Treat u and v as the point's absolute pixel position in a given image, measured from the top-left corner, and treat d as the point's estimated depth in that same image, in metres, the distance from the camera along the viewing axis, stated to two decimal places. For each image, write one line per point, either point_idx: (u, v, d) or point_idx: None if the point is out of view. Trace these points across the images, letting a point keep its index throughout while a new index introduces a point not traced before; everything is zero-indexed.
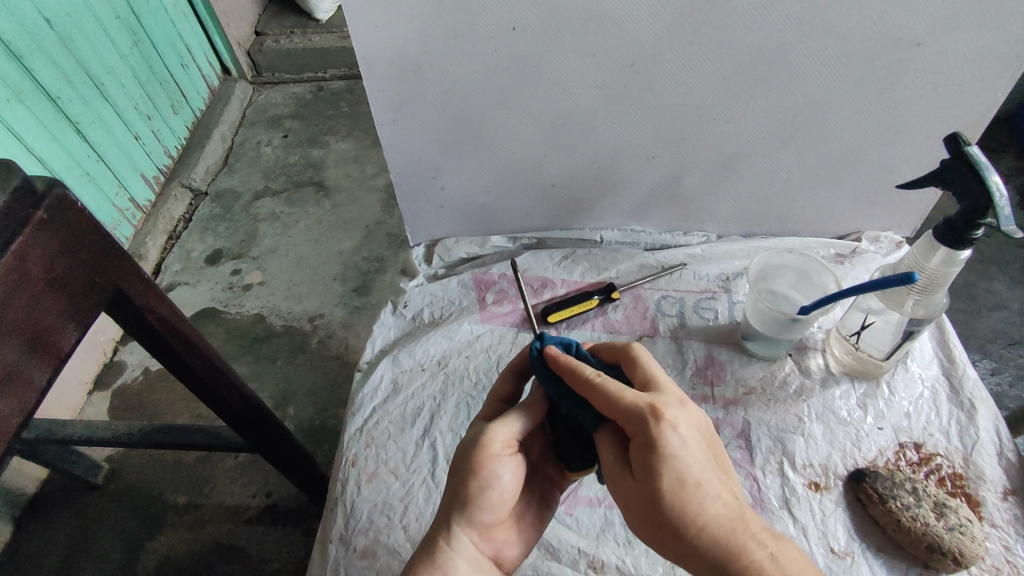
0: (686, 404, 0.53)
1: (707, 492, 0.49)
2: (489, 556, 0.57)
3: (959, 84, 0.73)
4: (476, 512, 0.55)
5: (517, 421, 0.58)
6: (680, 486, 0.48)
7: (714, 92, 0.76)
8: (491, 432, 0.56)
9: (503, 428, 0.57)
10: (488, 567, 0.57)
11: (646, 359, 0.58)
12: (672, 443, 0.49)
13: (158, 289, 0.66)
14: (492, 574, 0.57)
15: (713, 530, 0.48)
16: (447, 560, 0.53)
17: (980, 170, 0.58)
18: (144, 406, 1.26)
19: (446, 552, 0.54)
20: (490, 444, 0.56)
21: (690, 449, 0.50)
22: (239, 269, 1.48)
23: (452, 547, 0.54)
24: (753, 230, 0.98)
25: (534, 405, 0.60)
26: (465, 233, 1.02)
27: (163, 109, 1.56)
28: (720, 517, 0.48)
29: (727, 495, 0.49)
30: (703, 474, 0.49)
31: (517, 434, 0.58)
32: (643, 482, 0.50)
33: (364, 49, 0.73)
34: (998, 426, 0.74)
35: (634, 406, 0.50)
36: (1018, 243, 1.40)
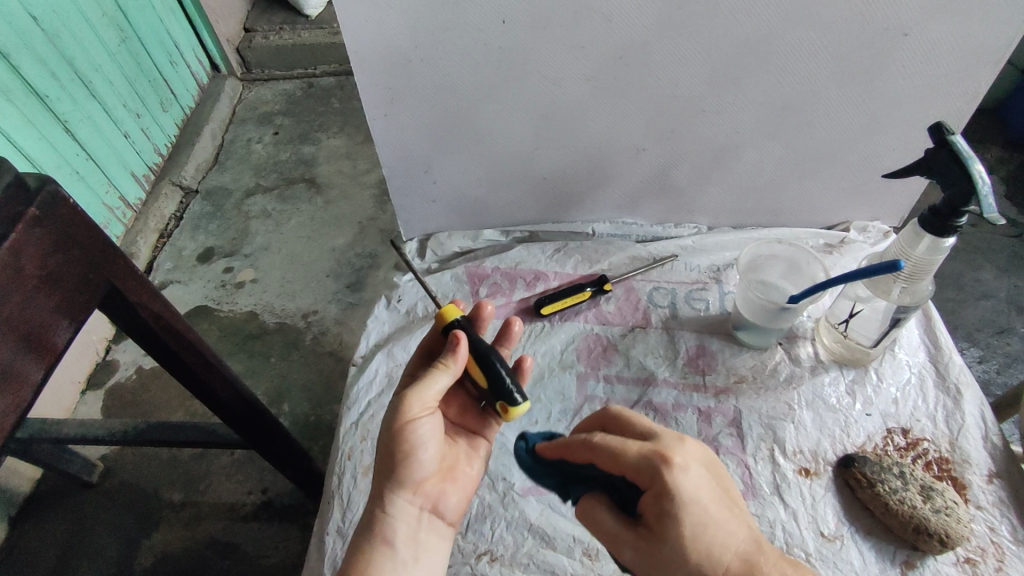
0: (684, 440, 0.53)
1: (723, 530, 0.50)
2: (428, 511, 0.59)
3: (944, 75, 0.74)
4: (404, 475, 0.57)
5: (436, 383, 0.57)
6: (702, 529, 0.49)
7: (703, 85, 0.77)
8: (406, 398, 0.56)
9: (421, 391, 0.56)
10: (430, 522, 0.59)
11: (627, 415, 0.58)
12: (688, 489, 0.49)
13: (152, 285, 0.66)
14: (435, 527, 0.59)
15: (738, 567, 0.49)
16: (387, 526, 0.55)
17: (965, 159, 0.59)
18: (139, 404, 1.26)
19: (384, 519, 0.56)
20: (405, 410, 0.56)
21: (703, 490, 0.50)
22: (232, 266, 1.48)
23: (388, 513, 0.56)
24: (744, 221, 0.99)
25: (452, 361, 0.58)
26: (458, 227, 1.03)
27: (152, 106, 1.55)
28: (740, 553, 0.50)
29: (741, 531, 0.51)
30: (717, 513, 0.50)
31: (437, 393, 0.58)
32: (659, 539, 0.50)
33: (354, 44, 0.74)
34: (983, 410, 0.76)
35: (642, 458, 0.51)
36: (1005, 232, 1.42)
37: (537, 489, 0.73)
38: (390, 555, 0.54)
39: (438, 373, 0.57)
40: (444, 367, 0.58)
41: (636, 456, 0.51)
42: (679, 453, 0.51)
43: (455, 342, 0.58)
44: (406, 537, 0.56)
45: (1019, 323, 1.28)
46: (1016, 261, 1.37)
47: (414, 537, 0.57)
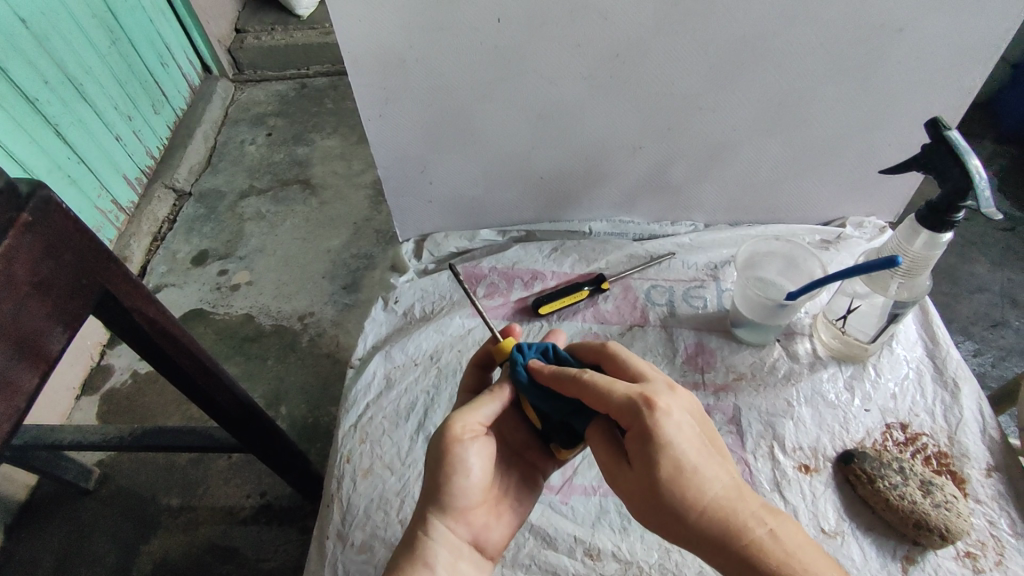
0: (674, 390, 0.54)
1: (705, 473, 0.50)
2: (470, 541, 0.57)
3: (937, 70, 0.75)
4: (449, 498, 0.55)
5: (485, 407, 0.58)
6: (683, 472, 0.50)
7: (698, 82, 0.77)
8: (453, 420, 0.56)
9: (468, 414, 0.57)
10: (470, 552, 0.57)
11: (627, 357, 0.58)
12: (669, 433, 0.50)
13: (145, 289, 0.66)
14: (475, 559, 0.57)
15: (714, 511, 0.49)
16: (425, 548, 0.54)
17: (961, 154, 0.59)
18: (135, 409, 1.25)
19: (423, 540, 0.54)
20: (454, 431, 0.56)
21: (686, 436, 0.51)
22: (227, 269, 1.47)
23: (429, 535, 0.54)
24: (740, 218, 0.99)
25: (501, 388, 0.59)
26: (454, 227, 1.02)
27: (144, 108, 1.54)
28: (719, 497, 0.50)
29: (725, 476, 0.51)
30: (699, 458, 0.50)
31: (485, 419, 0.58)
32: (640, 470, 0.51)
33: (347, 45, 0.73)
34: (981, 404, 0.76)
35: (626, 399, 0.51)
36: (998, 226, 1.43)
37: None
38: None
39: (486, 402, 0.58)
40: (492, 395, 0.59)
41: (620, 394, 0.52)
42: (664, 398, 0.52)
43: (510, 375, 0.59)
44: (445, 564, 0.54)
45: (1013, 315, 1.29)
46: (1010, 254, 1.38)
47: (453, 564, 0.55)
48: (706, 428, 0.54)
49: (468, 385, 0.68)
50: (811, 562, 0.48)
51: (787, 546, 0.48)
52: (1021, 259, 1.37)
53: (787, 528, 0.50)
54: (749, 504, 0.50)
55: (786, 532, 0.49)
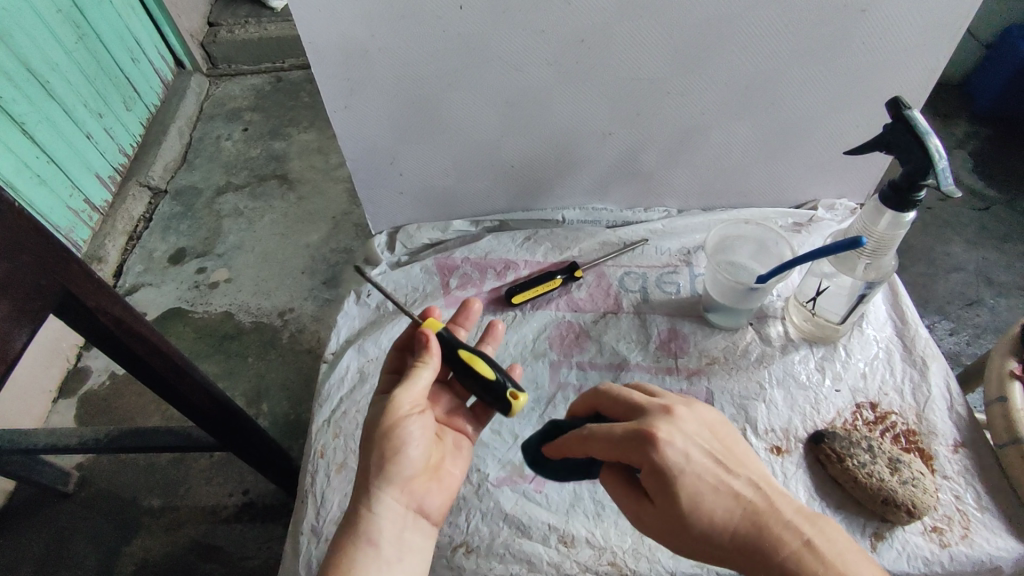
0: (674, 413, 0.57)
1: (724, 491, 0.53)
2: (414, 511, 0.58)
3: (902, 50, 0.75)
4: (391, 471, 0.57)
5: (418, 382, 0.60)
6: (700, 496, 0.52)
7: (665, 67, 0.76)
8: (394, 397, 0.58)
9: (404, 390, 0.59)
10: (415, 522, 0.58)
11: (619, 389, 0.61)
12: (676, 458, 0.53)
13: (110, 288, 0.64)
14: (421, 528, 0.58)
15: (745, 525, 0.52)
16: (370, 523, 0.55)
17: (921, 133, 0.59)
18: (114, 410, 1.24)
19: (367, 515, 0.55)
20: (395, 407, 0.58)
21: (693, 458, 0.54)
22: (205, 267, 1.45)
23: (372, 510, 0.55)
24: (713, 203, 0.99)
25: (430, 360, 0.61)
26: (427, 218, 1.01)
27: (115, 106, 1.51)
28: (748, 512, 0.52)
29: (747, 489, 0.53)
30: (716, 480, 0.53)
31: (421, 392, 0.60)
32: (664, 505, 0.54)
33: (308, 35, 0.72)
34: (949, 382, 0.77)
35: (627, 440, 0.55)
36: (973, 206, 1.44)
37: (511, 479, 0.73)
38: (374, 553, 0.53)
39: (417, 376, 0.60)
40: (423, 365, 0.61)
41: (620, 431, 0.56)
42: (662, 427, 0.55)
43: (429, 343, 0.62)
44: (389, 536, 0.55)
45: (988, 294, 1.30)
46: (985, 234, 1.39)
47: (398, 537, 0.56)
48: (719, 443, 0.57)
49: (391, 367, 0.68)
50: (852, 565, 0.49)
51: (823, 553, 0.49)
52: (996, 238, 1.38)
53: (826, 533, 0.51)
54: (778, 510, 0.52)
55: (826, 539, 0.50)
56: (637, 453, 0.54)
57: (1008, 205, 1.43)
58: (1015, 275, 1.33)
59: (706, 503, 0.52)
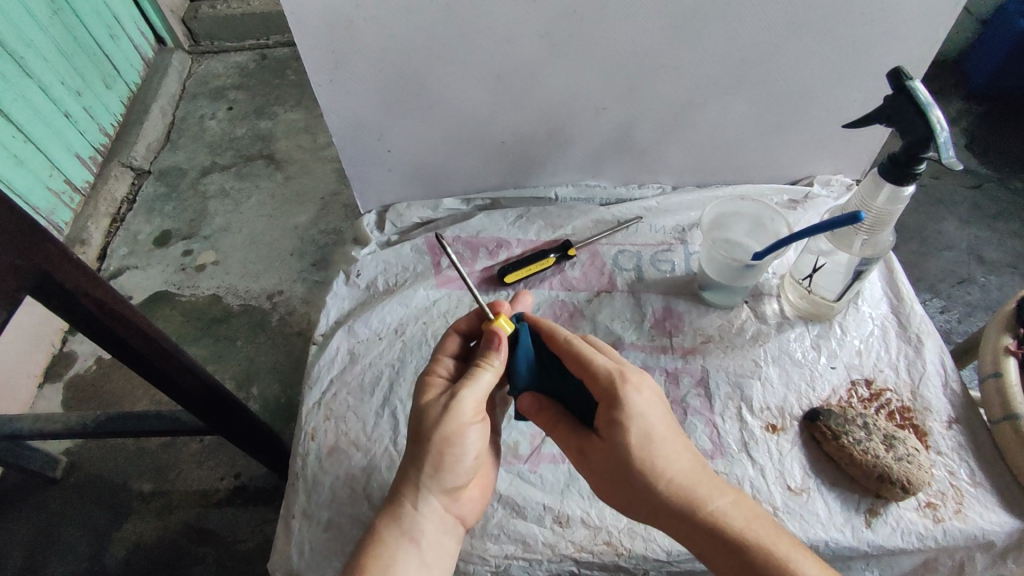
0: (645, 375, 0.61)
1: (665, 459, 0.57)
2: (452, 515, 0.59)
3: (903, 21, 0.73)
4: (443, 474, 0.56)
5: (482, 382, 0.58)
6: (639, 439, 0.57)
7: (660, 39, 0.74)
8: (461, 401, 0.56)
9: (473, 393, 0.57)
10: (453, 526, 0.59)
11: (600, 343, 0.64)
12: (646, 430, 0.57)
13: (90, 270, 0.62)
14: (455, 532, 0.59)
15: (675, 496, 0.56)
16: (414, 522, 0.55)
17: (922, 104, 0.58)
18: (101, 395, 1.22)
19: (412, 514, 0.55)
20: (462, 413, 0.56)
21: (650, 411, 0.58)
22: (191, 249, 1.42)
23: (418, 510, 0.56)
24: (708, 179, 0.97)
25: (496, 359, 0.59)
26: (417, 196, 0.99)
27: (93, 84, 1.46)
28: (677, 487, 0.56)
29: (683, 466, 0.57)
30: (663, 434, 0.58)
31: (485, 394, 0.58)
32: (610, 438, 0.58)
33: (291, 4, 0.69)
34: (943, 358, 0.77)
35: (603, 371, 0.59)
36: (966, 183, 1.43)
37: (506, 459, 0.72)
38: (415, 553, 0.54)
39: (478, 375, 0.58)
40: (486, 365, 0.58)
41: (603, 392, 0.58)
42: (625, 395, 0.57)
43: (497, 341, 0.59)
44: (430, 538, 0.56)
45: (979, 272, 1.30)
46: (977, 212, 1.39)
47: (438, 539, 0.56)
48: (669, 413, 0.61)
49: (451, 347, 0.65)
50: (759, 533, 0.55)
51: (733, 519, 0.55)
52: (988, 216, 1.38)
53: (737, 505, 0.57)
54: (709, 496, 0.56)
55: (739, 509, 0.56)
56: (604, 386, 0.58)
57: (1001, 182, 1.42)
58: (1006, 253, 1.33)
59: (638, 446, 0.57)
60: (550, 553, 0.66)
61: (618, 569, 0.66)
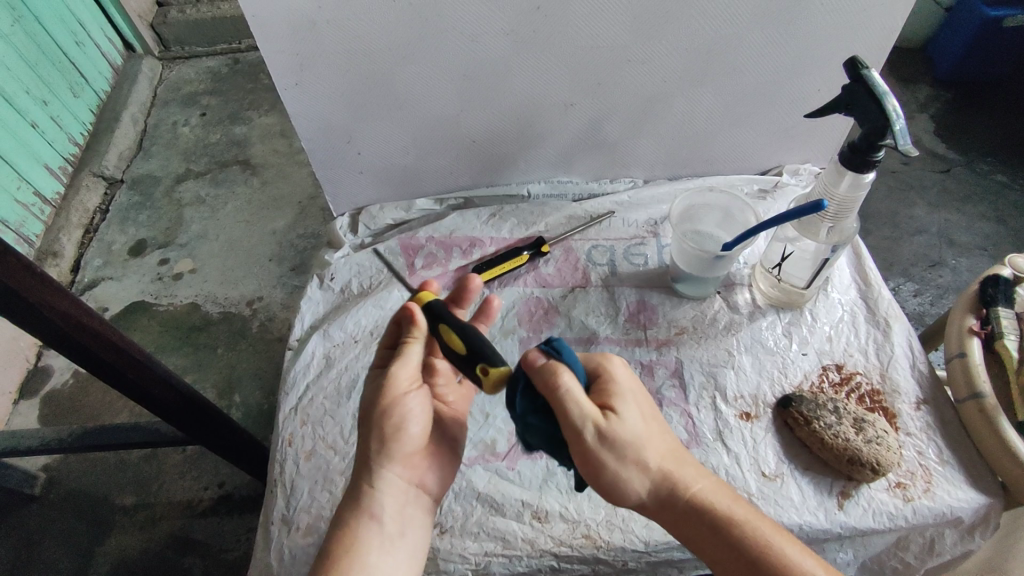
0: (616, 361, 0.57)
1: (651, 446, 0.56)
2: (415, 487, 0.58)
3: (861, 11, 0.74)
4: (393, 447, 0.56)
5: (412, 353, 0.59)
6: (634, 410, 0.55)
7: (625, 33, 0.75)
8: (392, 373, 0.58)
9: (403, 364, 0.58)
10: (417, 498, 0.58)
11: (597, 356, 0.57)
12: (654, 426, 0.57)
13: (53, 282, 0.61)
14: (422, 503, 0.59)
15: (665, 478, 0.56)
16: (373, 499, 0.55)
17: (879, 92, 0.59)
18: (80, 409, 1.20)
19: (370, 491, 0.56)
20: (394, 385, 0.57)
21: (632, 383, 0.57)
22: (168, 257, 1.40)
23: (374, 487, 0.56)
24: (679, 172, 0.98)
25: (416, 330, 0.60)
26: (390, 198, 0.99)
27: (60, 92, 1.43)
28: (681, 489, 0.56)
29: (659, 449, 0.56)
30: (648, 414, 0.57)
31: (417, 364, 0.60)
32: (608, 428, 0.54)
33: (252, 8, 0.68)
34: (911, 341, 0.79)
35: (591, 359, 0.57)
36: (935, 168, 1.46)
37: (484, 457, 0.73)
38: (376, 529, 0.54)
39: (406, 348, 0.59)
40: (413, 338, 0.60)
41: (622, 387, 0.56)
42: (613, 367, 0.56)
43: (410, 311, 0.60)
44: (391, 511, 0.56)
45: (950, 255, 1.33)
46: (946, 196, 1.41)
47: (399, 512, 0.56)
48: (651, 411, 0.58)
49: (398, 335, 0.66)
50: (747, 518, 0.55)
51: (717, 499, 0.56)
52: (957, 200, 1.41)
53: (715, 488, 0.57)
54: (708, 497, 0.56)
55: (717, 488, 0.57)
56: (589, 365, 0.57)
57: (969, 167, 1.45)
58: (975, 235, 1.35)
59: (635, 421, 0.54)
60: (529, 549, 0.67)
61: (597, 561, 0.67)
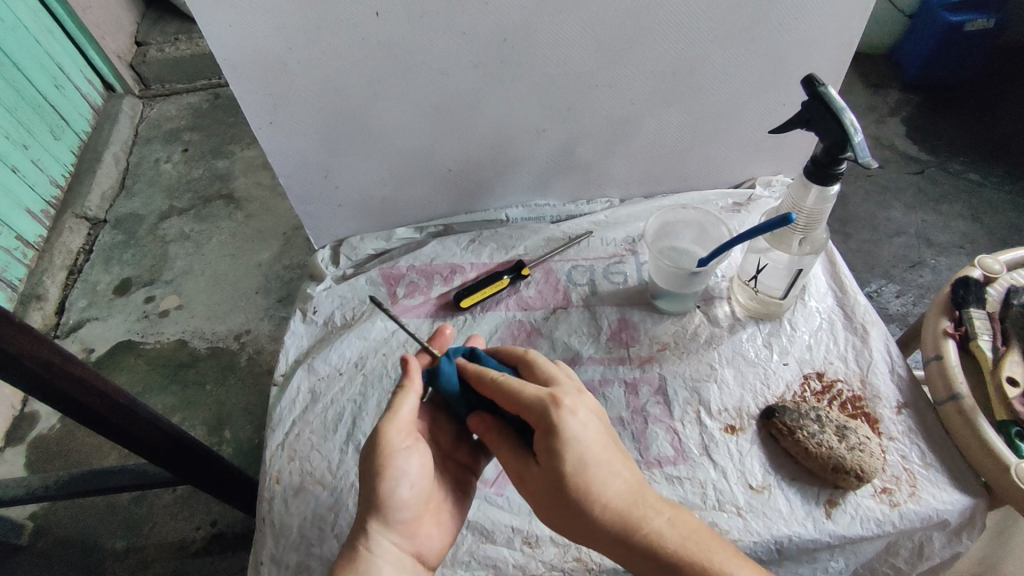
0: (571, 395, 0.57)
1: (601, 489, 0.55)
2: (410, 553, 0.57)
3: (819, 27, 0.77)
4: (388, 509, 0.56)
5: (404, 405, 0.60)
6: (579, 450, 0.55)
7: (591, 59, 0.77)
8: (383, 431, 0.58)
9: (393, 418, 0.59)
10: (412, 565, 0.57)
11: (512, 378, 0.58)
12: (571, 431, 0.54)
13: (32, 330, 0.61)
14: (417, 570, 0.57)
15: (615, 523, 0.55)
16: (368, 564, 0.54)
17: (837, 107, 0.61)
18: (67, 454, 1.18)
19: (366, 556, 0.54)
20: (387, 441, 0.57)
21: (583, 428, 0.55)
22: (154, 295, 1.40)
23: (372, 552, 0.54)
24: (655, 189, 1.00)
25: (409, 380, 0.61)
26: (370, 228, 1.00)
27: (40, 135, 1.44)
28: (618, 504, 0.55)
29: (617, 491, 0.55)
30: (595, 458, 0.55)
31: (407, 416, 0.59)
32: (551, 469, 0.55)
33: (222, 52, 0.69)
34: (889, 346, 0.80)
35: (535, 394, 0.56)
36: (909, 170, 1.49)
37: None
38: None
39: (400, 395, 0.60)
40: (403, 389, 0.61)
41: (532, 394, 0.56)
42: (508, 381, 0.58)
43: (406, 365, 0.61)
44: None
45: (929, 255, 1.35)
46: (922, 197, 1.44)
47: None
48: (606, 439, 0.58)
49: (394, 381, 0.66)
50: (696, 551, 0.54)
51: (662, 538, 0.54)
52: (932, 200, 1.43)
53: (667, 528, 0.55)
54: (656, 519, 0.55)
55: (675, 524, 0.55)
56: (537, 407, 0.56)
57: (941, 167, 1.48)
58: (952, 234, 1.38)
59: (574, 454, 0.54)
60: None
61: None
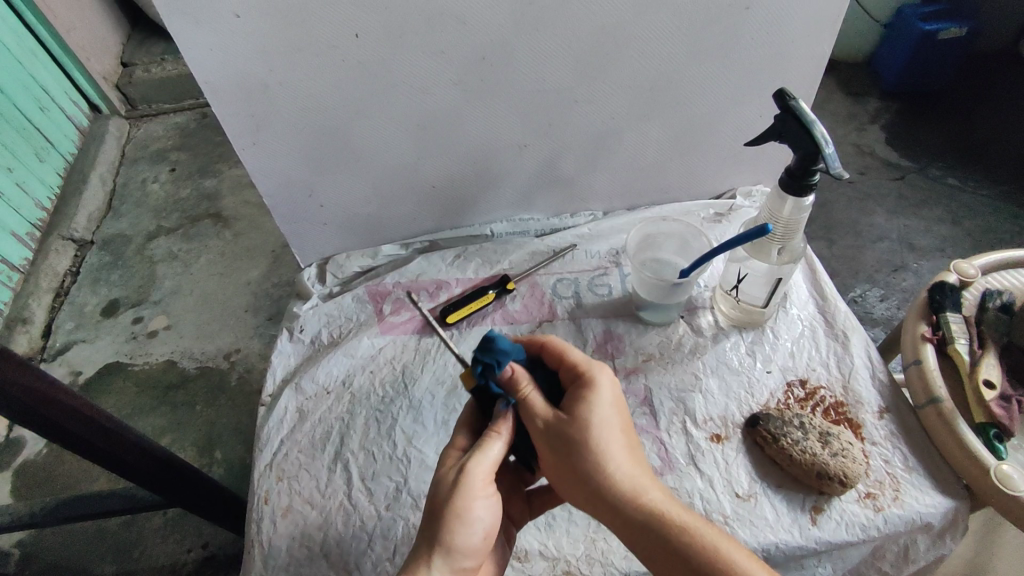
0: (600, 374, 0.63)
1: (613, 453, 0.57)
2: None
3: (791, 41, 0.79)
4: (451, 554, 0.54)
5: (493, 449, 0.57)
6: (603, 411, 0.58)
7: (569, 75, 0.78)
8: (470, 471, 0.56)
9: (479, 460, 0.56)
10: None
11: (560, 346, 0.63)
12: (604, 390, 0.59)
13: (13, 355, 0.60)
14: None
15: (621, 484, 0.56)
16: None
17: (808, 120, 0.62)
18: (54, 479, 1.17)
19: None
20: (472, 483, 0.55)
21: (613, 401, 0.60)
22: (142, 316, 1.39)
23: None
24: (637, 202, 1.01)
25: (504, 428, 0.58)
26: (356, 246, 1.00)
27: (25, 158, 1.44)
28: (626, 472, 0.57)
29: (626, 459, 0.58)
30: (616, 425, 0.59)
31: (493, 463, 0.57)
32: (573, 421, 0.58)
33: (204, 76, 0.70)
34: (870, 351, 0.81)
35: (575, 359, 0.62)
36: (890, 176, 1.52)
37: None
38: None
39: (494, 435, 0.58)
40: (496, 433, 0.58)
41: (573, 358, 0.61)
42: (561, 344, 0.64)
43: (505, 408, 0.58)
44: None
45: (911, 259, 1.37)
46: (903, 203, 1.46)
47: None
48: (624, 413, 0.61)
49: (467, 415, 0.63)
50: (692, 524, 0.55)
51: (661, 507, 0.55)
52: (913, 205, 1.46)
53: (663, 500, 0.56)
54: (655, 490, 0.57)
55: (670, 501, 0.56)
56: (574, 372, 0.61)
57: (921, 172, 1.51)
58: (934, 238, 1.40)
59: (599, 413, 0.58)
60: None
61: None
